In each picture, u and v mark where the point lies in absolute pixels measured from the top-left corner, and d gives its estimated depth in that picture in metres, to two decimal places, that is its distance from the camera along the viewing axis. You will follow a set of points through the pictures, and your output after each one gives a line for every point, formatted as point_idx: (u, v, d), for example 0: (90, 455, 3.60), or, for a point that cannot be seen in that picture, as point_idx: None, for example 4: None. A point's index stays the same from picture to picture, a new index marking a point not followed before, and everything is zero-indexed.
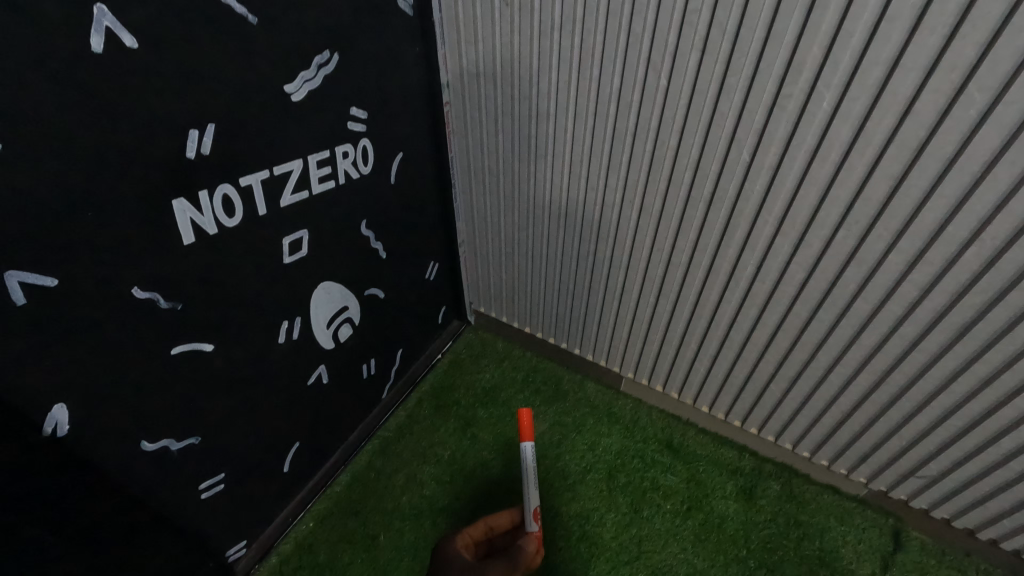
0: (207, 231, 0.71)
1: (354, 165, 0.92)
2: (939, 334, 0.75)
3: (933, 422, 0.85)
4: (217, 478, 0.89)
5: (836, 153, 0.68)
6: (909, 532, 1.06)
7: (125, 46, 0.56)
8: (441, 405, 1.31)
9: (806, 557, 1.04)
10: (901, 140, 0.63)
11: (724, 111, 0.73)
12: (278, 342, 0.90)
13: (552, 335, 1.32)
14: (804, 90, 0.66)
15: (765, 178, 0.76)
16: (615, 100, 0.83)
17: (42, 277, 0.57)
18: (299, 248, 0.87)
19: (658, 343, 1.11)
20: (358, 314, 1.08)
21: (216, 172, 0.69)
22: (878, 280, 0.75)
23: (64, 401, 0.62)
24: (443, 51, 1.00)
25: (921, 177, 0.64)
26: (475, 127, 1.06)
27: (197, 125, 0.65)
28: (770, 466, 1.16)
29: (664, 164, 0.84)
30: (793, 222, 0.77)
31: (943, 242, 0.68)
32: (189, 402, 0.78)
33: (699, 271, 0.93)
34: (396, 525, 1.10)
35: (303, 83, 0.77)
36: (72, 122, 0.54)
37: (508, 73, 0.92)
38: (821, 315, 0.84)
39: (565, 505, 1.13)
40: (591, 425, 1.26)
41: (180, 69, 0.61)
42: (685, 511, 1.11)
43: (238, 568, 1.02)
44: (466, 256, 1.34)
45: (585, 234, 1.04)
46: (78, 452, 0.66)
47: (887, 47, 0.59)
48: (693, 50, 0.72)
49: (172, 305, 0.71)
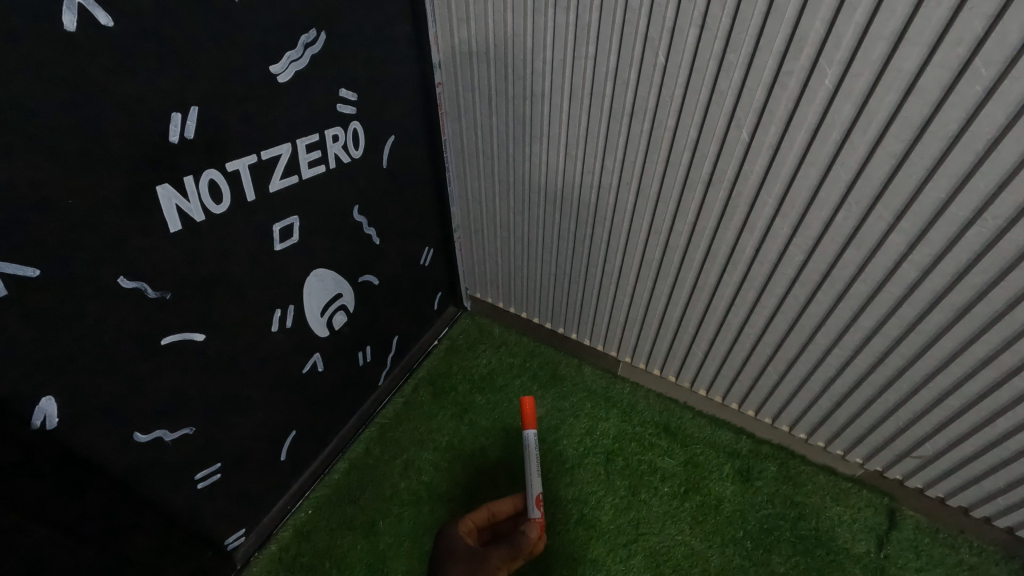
0: (194, 219, 0.69)
1: (345, 149, 0.90)
2: (938, 316, 0.75)
3: (930, 403, 0.86)
4: (214, 468, 0.88)
5: (838, 132, 0.67)
6: (904, 511, 1.07)
7: (100, 24, 0.53)
8: (438, 392, 1.30)
9: (802, 537, 1.05)
10: (904, 118, 0.62)
11: (724, 90, 0.71)
12: (271, 330, 0.89)
13: (549, 320, 1.31)
14: (805, 67, 0.64)
15: (765, 158, 0.74)
16: (611, 79, 0.81)
17: (23, 268, 0.55)
18: (290, 234, 0.86)
19: (655, 326, 1.11)
20: (352, 301, 1.07)
21: (202, 157, 0.67)
22: (877, 262, 0.75)
23: (52, 393, 0.61)
24: (435, 30, 0.97)
25: (924, 155, 0.63)
26: (469, 109, 1.04)
27: (179, 108, 0.63)
28: (766, 447, 1.17)
29: (661, 145, 0.83)
30: (792, 203, 0.76)
31: (944, 223, 0.67)
32: (181, 392, 0.77)
33: (697, 254, 0.92)
34: (395, 510, 1.11)
35: (289, 63, 0.74)
36: (48, 106, 0.52)
37: (502, 52, 0.90)
38: (819, 297, 0.84)
39: (563, 488, 1.13)
40: (589, 409, 1.26)
41: (159, 49, 0.59)
42: (683, 493, 1.11)
43: (238, 556, 1.02)
44: (461, 241, 1.33)
45: (581, 217, 1.02)
46: (69, 445, 0.65)
47: (892, 21, 0.57)
48: (692, 26, 0.69)
49: (161, 295, 0.69)
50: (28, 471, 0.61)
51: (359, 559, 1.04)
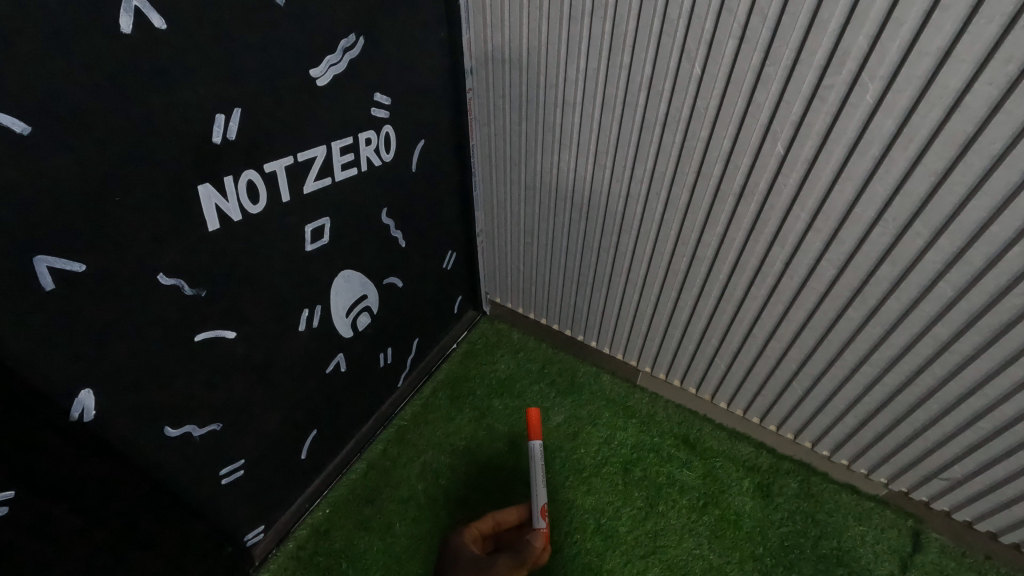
0: (232, 218, 0.70)
1: (376, 152, 0.91)
2: (973, 336, 0.74)
3: (960, 425, 0.84)
4: (237, 464, 0.89)
5: (878, 148, 0.66)
6: (928, 534, 1.04)
7: (154, 27, 0.55)
8: (456, 396, 1.30)
9: (823, 557, 1.03)
10: (947, 135, 0.61)
11: (760, 102, 0.71)
12: (299, 329, 0.90)
13: (569, 327, 1.31)
14: (846, 81, 0.64)
15: (800, 171, 0.74)
16: (645, 88, 0.81)
17: (70, 262, 0.56)
18: (320, 236, 0.87)
19: (678, 336, 1.10)
20: (376, 303, 1.08)
21: (242, 157, 0.68)
22: (914, 279, 0.73)
23: (91, 385, 0.62)
24: (467, 37, 0.98)
25: (966, 173, 0.62)
26: (498, 115, 1.04)
27: (223, 109, 0.64)
28: (788, 463, 1.15)
29: (693, 156, 0.82)
30: (826, 218, 0.75)
31: (984, 242, 0.66)
32: (209, 388, 0.78)
33: (725, 266, 0.92)
34: (411, 513, 1.11)
35: (328, 67, 0.75)
36: (101, 106, 0.53)
37: (535, 60, 0.90)
38: (849, 313, 0.83)
39: (580, 498, 1.12)
40: (607, 418, 1.25)
41: (206, 52, 0.60)
42: (702, 506, 1.10)
43: (256, 552, 1.03)
44: (484, 245, 1.33)
45: (607, 226, 1.02)
46: (104, 437, 0.66)
47: (939, 38, 0.56)
48: (731, 38, 0.69)
49: (196, 292, 0.70)
50: (51, 464, 0.61)
51: (375, 561, 1.04)
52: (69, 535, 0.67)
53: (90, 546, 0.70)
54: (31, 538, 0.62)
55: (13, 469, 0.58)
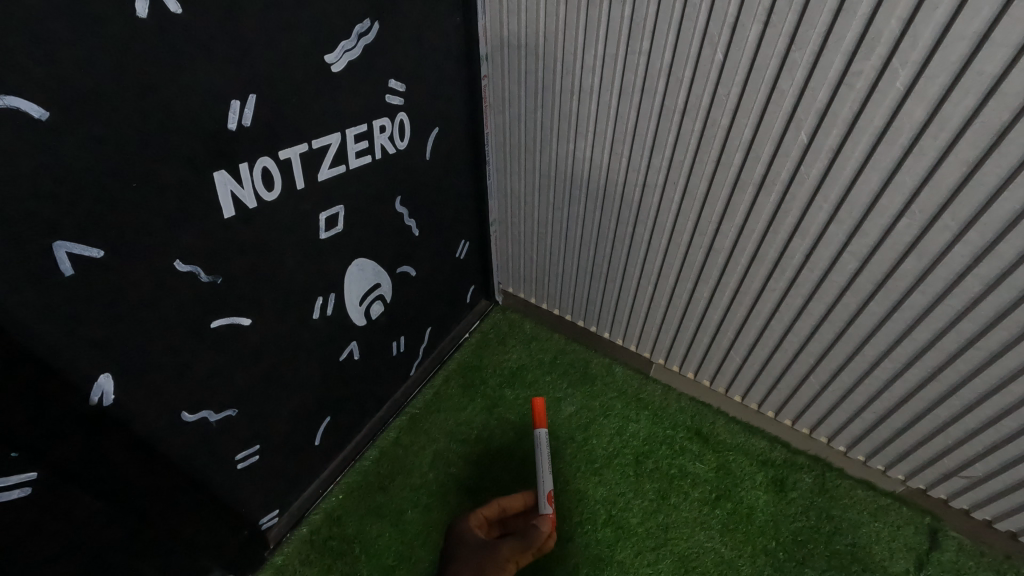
0: (247, 205, 0.70)
1: (391, 140, 0.90)
2: (1000, 333, 0.72)
3: (983, 423, 0.82)
4: (252, 449, 0.90)
5: (907, 136, 0.64)
6: (946, 532, 1.03)
7: (170, 12, 0.54)
8: (468, 385, 1.31)
9: (837, 553, 1.02)
10: (981, 123, 0.59)
11: (785, 90, 0.69)
12: (313, 317, 0.91)
13: (582, 318, 1.30)
14: (875, 67, 0.62)
15: (824, 161, 0.72)
16: (665, 76, 0.79)
17: (89, 249, 0.56)
18: (335, 224, 0.86)
19: (693, 328, 1.09)
20: (390, 292, 1.08)
21: (257, 144, 0.68)
22: (940, 273, 0.71)
23: (110, 370, 0.63)
24: (483, 23, 0.96)
25: (1000, 163, 0.60)
26: (513, 102, 1.03)
27: (238, 96, 0.63)
28: (803, 458, 1.14)
29: (713, 145, 0.81)
30: (850, 209, 0.73)
31: (1015, 235, 0.63)
32: (225, 374, 0.78)
33: (743, 257, 0.90)
34: (423, 500, 1.12)
35: (343, 53, 0.75)
36: (118, 92, 0.53)
37: (552, 45, 0.88)
38: (871, 307, 0.81)
39: (591, 489, 1.12)
40: (620, 409, 1.25)
41: (220, 37, 0.59)
42: (714, 500, 1.09)
43: (271, 536, 1.04)
44: (498, 235, 1.32)
45: (623, 215, 1.01)
46: (123, 420, 0.67)
47: (977, 21, 0.54)
48: (755, 22, 0.67)
49: (212, 279, 0.70)
50: (70, 446, 0.62)
51: (387, 546, 1.06)
52: (90, 515, 0.68)
53: (109, 527, 0.71)
54: (53, 518, 0.64)
55: (34, 450, 0.59)
